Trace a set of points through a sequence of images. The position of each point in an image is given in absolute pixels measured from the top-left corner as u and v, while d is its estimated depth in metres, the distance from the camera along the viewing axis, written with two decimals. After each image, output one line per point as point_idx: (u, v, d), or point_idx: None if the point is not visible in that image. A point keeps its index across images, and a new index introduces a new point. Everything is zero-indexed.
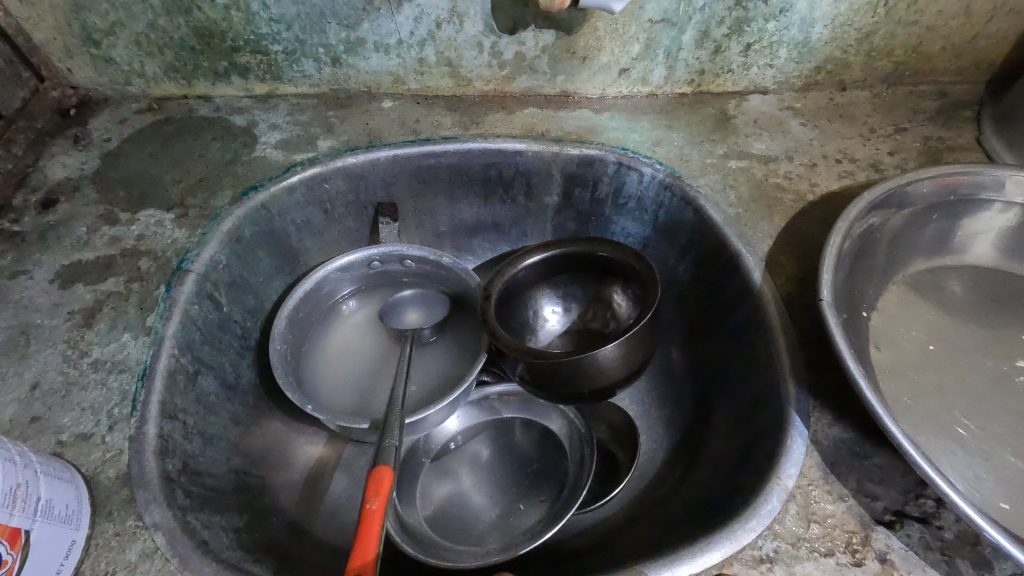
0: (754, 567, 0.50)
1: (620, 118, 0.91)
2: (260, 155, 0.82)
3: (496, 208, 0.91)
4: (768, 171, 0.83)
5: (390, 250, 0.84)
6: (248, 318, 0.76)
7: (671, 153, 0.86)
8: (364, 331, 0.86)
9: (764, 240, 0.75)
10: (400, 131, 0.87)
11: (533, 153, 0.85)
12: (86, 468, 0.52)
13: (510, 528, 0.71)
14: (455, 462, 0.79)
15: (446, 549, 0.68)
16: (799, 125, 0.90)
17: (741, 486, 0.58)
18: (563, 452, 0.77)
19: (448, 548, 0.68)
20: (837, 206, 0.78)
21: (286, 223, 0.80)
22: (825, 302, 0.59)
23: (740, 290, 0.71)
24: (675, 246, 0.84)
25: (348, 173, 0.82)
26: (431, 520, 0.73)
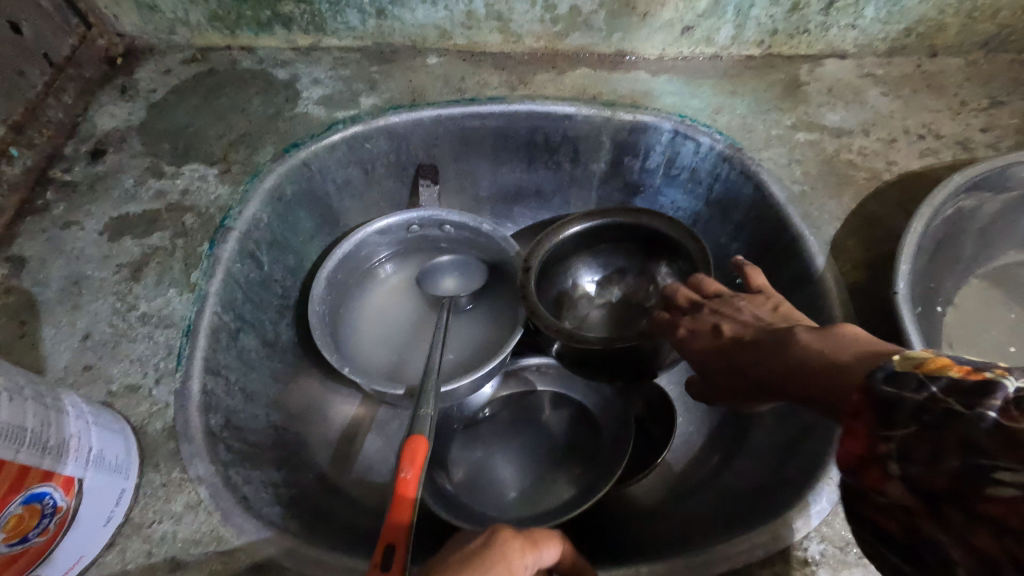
0: (799, 569, 0.48)
1: (679, 81, 0.84)
2: (302, 111, 0.80)
3: (540, 175, 0.88)
4: (840, 146, 0.76)
5: (429, 215, 0.82)
6: (289, 277, 0.77)
7: (733, 122, 0.79)
8: (402, 295, 0.85)
9: (831, 222, 0.69)
10: (444, 90, 0.83)
11: (583, 117, 0.80)
12: (134, 419, 0.54)
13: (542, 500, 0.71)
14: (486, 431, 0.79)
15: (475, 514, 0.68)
16: (878, 95, 0.81)
17: (789, 482, 0.55)
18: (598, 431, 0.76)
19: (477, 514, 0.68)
20: (917, 188, 0.72)
21: (326, 182, 0.79)
22: (901, 295, 0.54)
23: (800, 275, 0.67)
24: (730, 224, 0.79)
25: (390, 132, 0.80)
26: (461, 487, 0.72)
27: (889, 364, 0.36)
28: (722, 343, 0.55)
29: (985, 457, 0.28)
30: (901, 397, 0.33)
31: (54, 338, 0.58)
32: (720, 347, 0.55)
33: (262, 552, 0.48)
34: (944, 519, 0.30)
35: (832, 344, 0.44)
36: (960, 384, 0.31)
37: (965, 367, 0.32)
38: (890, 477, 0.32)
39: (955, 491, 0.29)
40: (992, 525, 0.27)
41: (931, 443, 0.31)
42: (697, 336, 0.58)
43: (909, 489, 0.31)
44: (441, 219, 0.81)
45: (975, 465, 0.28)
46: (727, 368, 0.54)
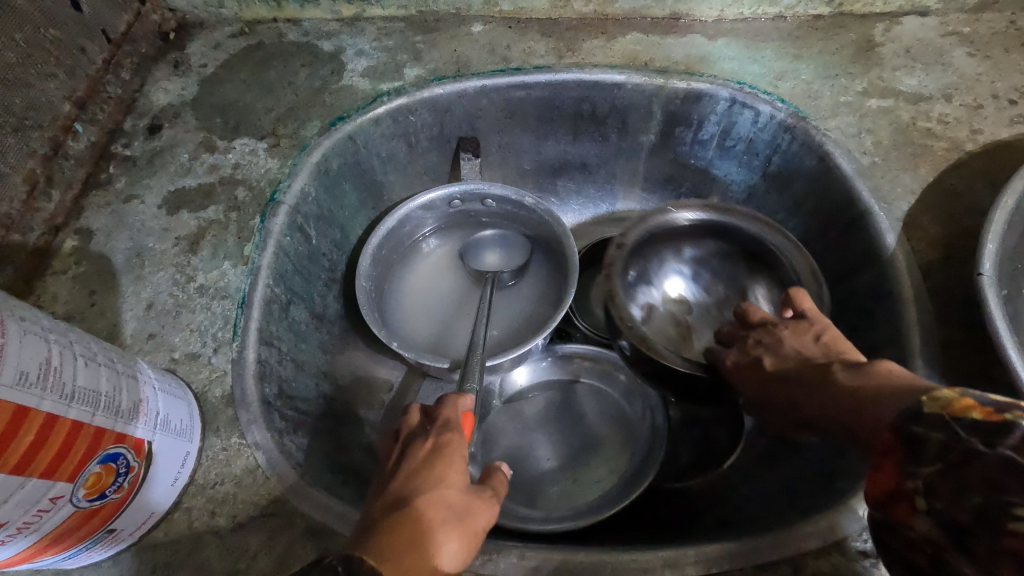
0: (857, 561, 0.46)
1: (738, 45, 0.79)
2: (347, 84, 0.79)
3: (586, 147, 0.85)
4: (918, 113, 0.70)
5: (472, 189, 0.80)
6: (336, 251, 0.78)
7: (797, 88, 0.74)
8: (444, 271, 0.85)
9: (905, 196, 0.64)
10: (489, 59, 0.81)
11: (634, 86, 0.77)
12: (196, 386, 0.56)
13: (577, 488, 0.69)
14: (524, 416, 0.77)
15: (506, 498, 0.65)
16: (964, 56, 0.74)
17: (847, 470, 0.54)
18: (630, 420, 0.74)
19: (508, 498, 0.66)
20: (1006, 159, 0.65)
21: (371, 156, 0.79)
22: (986, 276, 0.50)
23: (868, 253, 0.63)
24: (789, 199, 0.75)
25: (435, 104, 0.78)
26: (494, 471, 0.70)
27: (918, 403, 0.39)
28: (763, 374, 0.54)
29: (1004, 494, 0.32)
30: (927, 437, 0.36)
31: (120, 307, 0.61)
32: (770, 386, 0.53)
33: (316, 517, 0.50)
34: (973, 555, 0.33)
35: (883, 382, 0.44)
36: (982, 426, 0.35)
37: (987, 409, 0.36)
38: (918, 512, 0.36)
39: (977, 523, 0.33)
40: (1015, 560, 0.31)
41: (957, 479, 0.34)
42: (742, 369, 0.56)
43: (935, 524, 0.35)
44: (484, 194, 0.80)
45: (997, 502, 0.32)
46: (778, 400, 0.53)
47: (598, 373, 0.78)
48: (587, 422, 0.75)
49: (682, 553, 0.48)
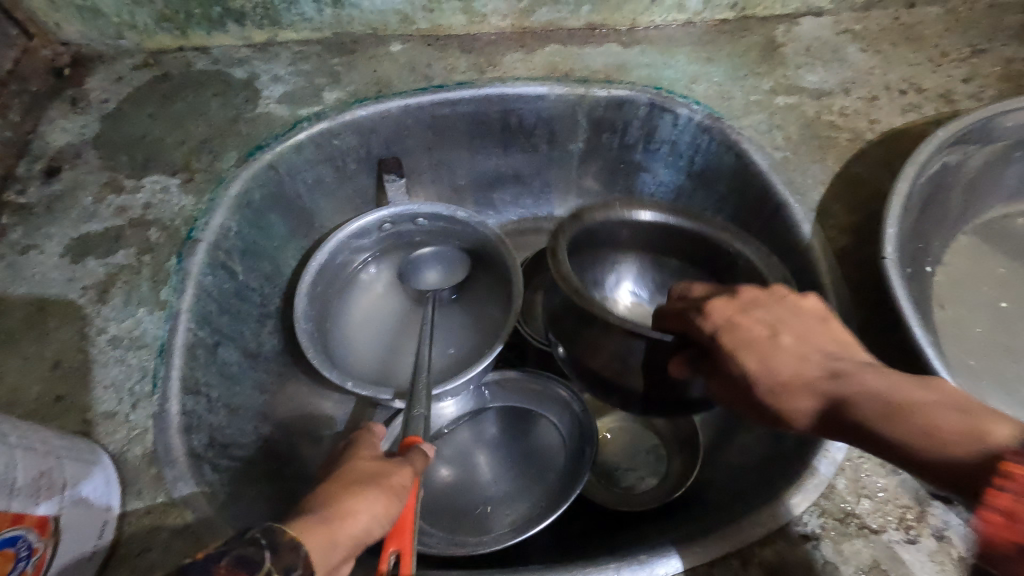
0: (800, 545, 0.48)
1: (652, 51, 0.81)
2: (264, 111, 0.77)
3: (516, 159, 0.85)
4: (821, 107, 0.74)
5: (401, 210, 0.78)
6: (266, 285, 0.74)
7: (710, 91, 0.77)
8: (386, 296, 0.83)
9: (817, 187, 0.68)
10: (411, 78, 0.80)
11: (557, 97, 0.77)
12: (113, 446, 0.52)
13: (512, 514, 0.69)
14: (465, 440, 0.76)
15: (429, 534, 0.66)
16: (857, 52, 0.79)
17: (786, 455, 0.56)
18: (564, 437, 0.74)
19: (432, 533, 0.66)
20: (902, 146, 0.70)
21: (296, 183, 0.76)
22: (890, 259, 0.53)
23: (788, 245, 0.66)
24: (713, 197, 0.77)
25: (358, 126, 0.76)
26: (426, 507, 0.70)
27: None
28: (772, 346, 0.46)
29: None
30: None
31: (21, 369, 0.56)
32: (768, 346, 0.46)
33: None
34: None
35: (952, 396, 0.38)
36: None
37: None
38: None
39: None
40: None
41: None
42: (735, 334, 0.47)
43: None
44: (414, 212, 0.78)
45: None
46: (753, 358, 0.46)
47: (528, 393, 0.77)
48: (523, 441, 0.76)
49: (635, 560, 0.48)
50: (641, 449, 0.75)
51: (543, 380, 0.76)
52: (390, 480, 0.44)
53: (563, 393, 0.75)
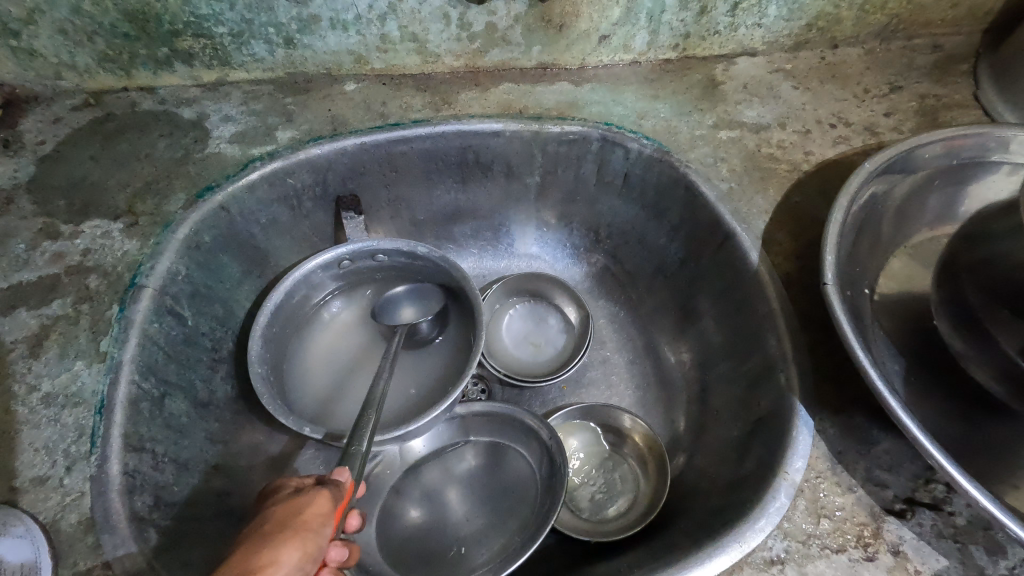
0: (765, 570, 0.49)
1: (602, 89, 0.85)
2: (214, 151, 0.75)
3: (475, 193, 0.86)
4: (760, 141, 0.79)
5: (360, 246, 0.77)
6: (218, 329, 0.71)
7: (658, 126, 0.81)
8: (347, 337, 0.80)
9: (760, 216, 0.72)
10: (366, 117, 0.80)
11: (512, 133, 0.79)
12: (44, 516, 0.49)
13: (486, 553, 0.67)
14: (434, 479, 0.74)
15: None
16: (789, 89, 0.85)
17: (748, 478, 0.57)
18: (537, 466, 0.72)
19: None
20: (835, 176, 0.75)
21: (249, 223, 0.74)
22: (830, 285, 0.56)
23: (737, 272, 0.69)
24: (666, 226, 0.80)
25: (313, 165, 0.76)
26: (396, 552, 0.68)
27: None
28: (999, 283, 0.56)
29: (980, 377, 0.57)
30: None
31: None
32: None
33: None
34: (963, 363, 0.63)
35: None
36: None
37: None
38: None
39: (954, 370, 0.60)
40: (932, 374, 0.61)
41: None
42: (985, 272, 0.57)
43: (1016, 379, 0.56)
44: (374, 249, 0.77)
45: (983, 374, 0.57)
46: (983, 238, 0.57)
47: (495, 424, 0.76)
48: (493, 475, 0.75)
49: None
50: (612, 476, 0.75)
51: (507, 411, 0.74)
52: (304, 522, 0.46)
53: (529, 422, 0.72)
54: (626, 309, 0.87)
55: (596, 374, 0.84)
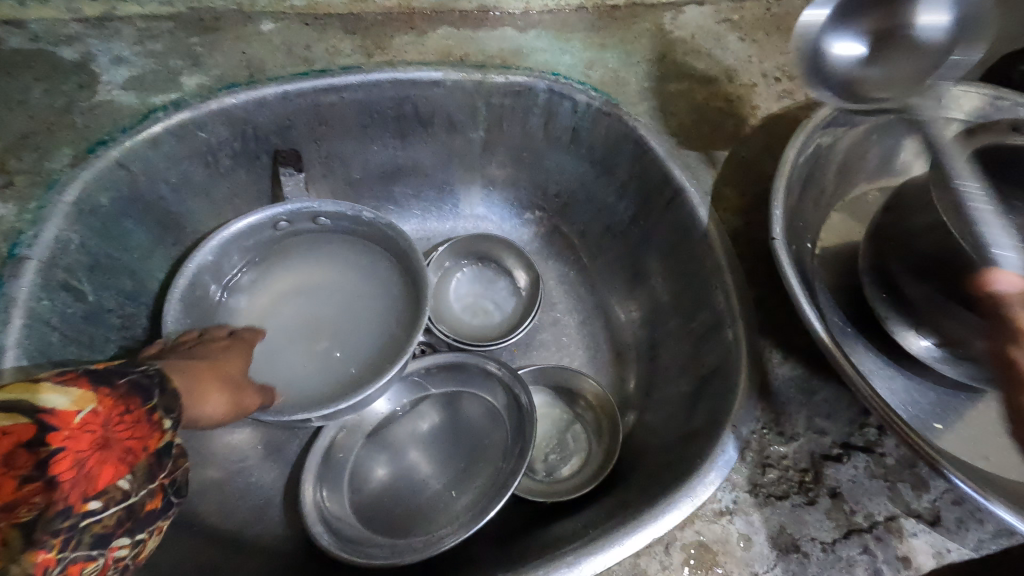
0: (715, 521, 0.50)
1: (547, 36, 0.80)
2: (104, 99, 0.65)
3: (415, 149, 0.80)
4: (708, 94, 0.77)
5: (298, 207, 0.70)
6: (127, 304, 0.64)
7: (606, 77, 0.77)
8: (283, 302, 0.73)
9: (708, 171, 0.71)
10: (287, 61, 0.72)
11: (452, 83, 0.73)
12: None
13: (457, 507, 0.66)
14: (394, 439, 0.72)
15: (366, 543, 0.62)
16: (736, 40, 0.83)
17: (697, 430, 0.59)
18: (505, 419, 0.71)
19: (370, 542, 0.62)
20: (779, 130, 0.75)
21: (156, 183, 0.66)
22: (777, 239, 0.56)
23: (687, 228, 0.68)
24: (615, 181, 0.77)
25: (229, 117, 0.67)
26: (365, 512, 0.67)
27: None
28: None
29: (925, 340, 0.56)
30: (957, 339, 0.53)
31: None
32: None
33: None
34: None
35: None
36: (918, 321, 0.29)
37: None
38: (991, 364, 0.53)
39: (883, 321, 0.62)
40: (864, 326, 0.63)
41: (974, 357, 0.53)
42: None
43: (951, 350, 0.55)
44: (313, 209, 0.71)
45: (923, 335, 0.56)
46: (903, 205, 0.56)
47: (454, 378, 0.73)
48: (454, 430, 0.73)
49: (561, 562, 0.48)
50: (565, 436, 0.75)
51: (467, 360, 0.72)
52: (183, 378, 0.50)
53: (491, 370, 0.71)
54: (575, 270, 0.86)
55: (547, 336, 0.83)
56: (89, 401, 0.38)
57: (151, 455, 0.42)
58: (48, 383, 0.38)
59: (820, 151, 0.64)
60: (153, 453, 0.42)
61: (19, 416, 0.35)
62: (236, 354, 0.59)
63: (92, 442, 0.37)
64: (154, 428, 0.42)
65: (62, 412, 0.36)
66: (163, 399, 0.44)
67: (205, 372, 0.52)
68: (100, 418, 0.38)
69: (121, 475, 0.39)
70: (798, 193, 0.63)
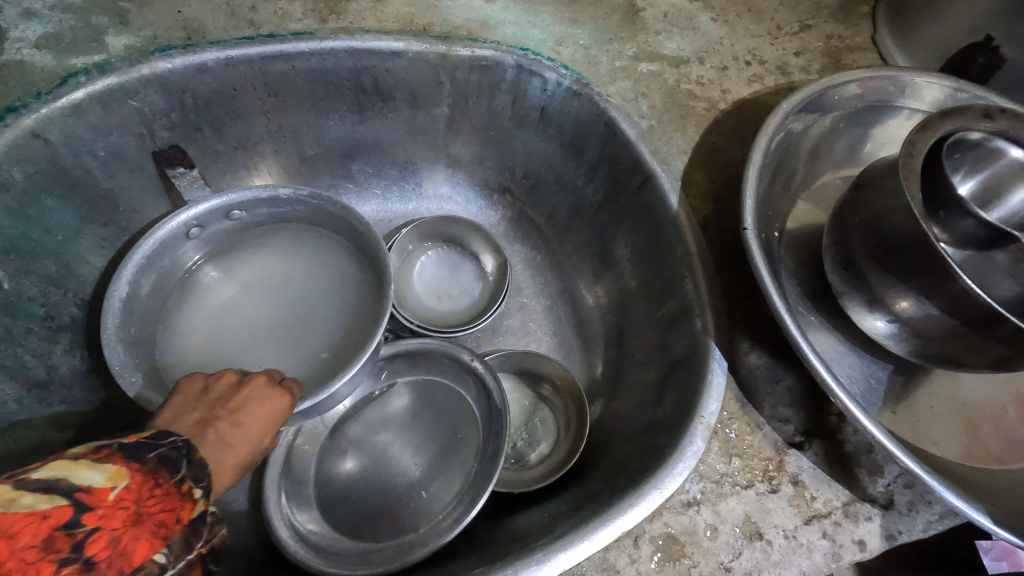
0: (682, 512, 0.51)
1: (516, 8, 0.76)
2: (13, 58, 0.58)
3: (374, 124, 0.75)
4: (680, 76, 0.75)
5: (208, 206, 0.60)
6: (51, 291, 0.58)
7: (576, 55, 0.74)
8: (229, 312, 0.64)
9: (678, 156, 0.70)
10: (230, 23, 0.65)
11: (415, 54, 0.68)
12: None
13: (432, 503, 0.64)
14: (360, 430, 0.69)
15: (331, 545, 0.60)
16: (708, 20, 0.81)
17: (664, 419, 0.58)
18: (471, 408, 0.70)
19: (334, 543, 0.60)
20: (749, 116, 0.74)
21: (80, 156, 0.58)
22: (750, 230, 0.55)
23: (657, 214, 0.66)
24: (584, 164, 0.75)
25: (164, 83, 0.60)
26: (331, 510, 0.64)
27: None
28: None
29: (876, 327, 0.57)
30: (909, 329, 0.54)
31: None
32: None
33: None
34: None
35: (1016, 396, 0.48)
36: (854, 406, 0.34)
37: None
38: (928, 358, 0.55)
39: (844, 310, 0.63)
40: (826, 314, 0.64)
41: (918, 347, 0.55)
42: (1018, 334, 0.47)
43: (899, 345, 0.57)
44: (222, 208, 0.61)
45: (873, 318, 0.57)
46: (873, 190, 0.55)
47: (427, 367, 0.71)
48: (423, 422, 0.70)
49: (530, 561, 0.46)
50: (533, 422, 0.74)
51: (444, 348, 0.69)
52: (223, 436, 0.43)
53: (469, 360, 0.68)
54: (543, 254, 0.84)
55: (513, 321, 0.82)
56: (124, 476, 0.35)
57: (186, 526, 0.37)
58: (84, 461, 0.35)
59: (790, 139, 0.64)
60: (187, 526, 0.37)
61: (56, 496, 0.32)
62: (268, 413, 0.46)
63: (127, 518, 0.34)
64: (186, 500, 0.37)
65: (97, 489, 0.34)
66: (194, 468, 0.39)
67: (210, 470, 0.41)
68: (135, 492, 0.35)
69: (156, 551, 0.35)
70: (768, 181, 0.62)
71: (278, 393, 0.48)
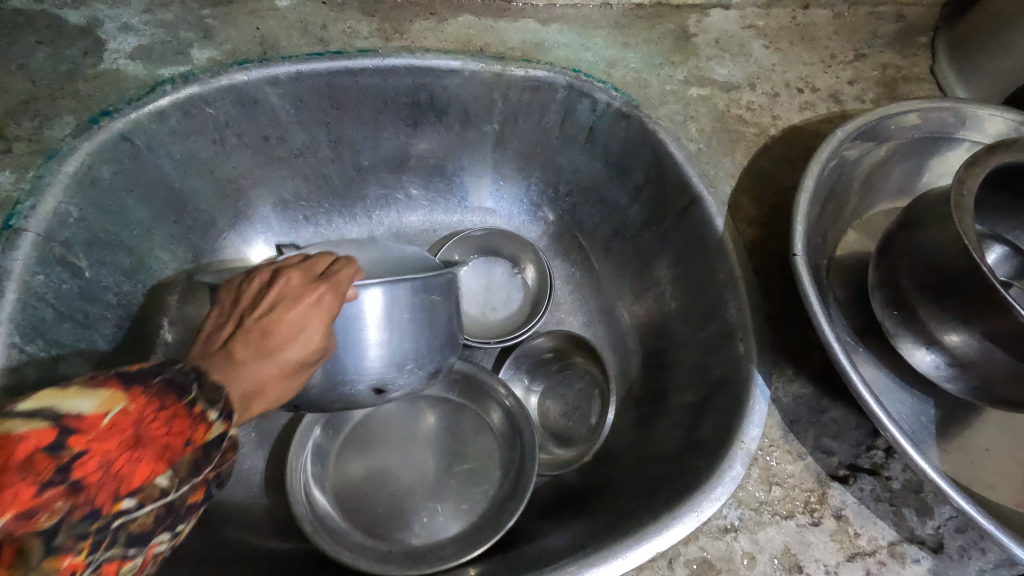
0: (719, 538, 0.50)
1: (570, 32, 0.78)
2: (110, 67, 0.63)
3: (427, 137, 0.78)
4: (730, 101, 0.76)
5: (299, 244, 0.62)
6: (125, 281, 0.62)
7: (627, 77, 0.76)
8: None
9: (725, 180, 0.70)
10: (302, 40, 0.69)
11: (470, 73, 0.71)
12: None
13: (451, 515, 0.66)
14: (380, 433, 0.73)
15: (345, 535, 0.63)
16: (760, 47, 0.82)
17: (701, 442, 0.58)
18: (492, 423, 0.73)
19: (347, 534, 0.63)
20: (800, 143, 0.74)
21: (159, 158, 0.63)
22: (800, 256, 0.55)
23: (701, 236, 0.67)
24: (629, 184, 0.76)
25: (239, 93, 0.65)
26: (354, 507, 0.66)
27: None
28: None
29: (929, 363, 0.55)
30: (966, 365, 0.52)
31: None
32: None
33: None
34: None
35: None
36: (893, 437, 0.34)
37: None
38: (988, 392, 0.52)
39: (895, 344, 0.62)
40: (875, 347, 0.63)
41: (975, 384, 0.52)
42: None
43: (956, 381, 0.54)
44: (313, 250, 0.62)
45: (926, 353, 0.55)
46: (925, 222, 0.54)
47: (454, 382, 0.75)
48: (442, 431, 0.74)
49: None
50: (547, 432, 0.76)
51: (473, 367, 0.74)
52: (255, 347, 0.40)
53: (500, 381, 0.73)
54: (584, 271, 0.85)
55: None
56: (118, 401, 0.33)
57: (198, 448, 0.35)
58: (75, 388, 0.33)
59: (843, 166, 0.63)
60: (199, 447, 0.35)
61: (37, 420, 0.30)
62: (304, 309, 0.41)
63: (123, 442, 0.32)
64: (197, 421, 0.35)
65: (87, 416, 0.31)
66: (207, 389, 0.37)
67: (250, 389, 0.39)
68: (133, 416, 0.33)
69: (157, 473, 0.33)
70: (819, 208, 0.62)
71: (313, 288, 0.42)
